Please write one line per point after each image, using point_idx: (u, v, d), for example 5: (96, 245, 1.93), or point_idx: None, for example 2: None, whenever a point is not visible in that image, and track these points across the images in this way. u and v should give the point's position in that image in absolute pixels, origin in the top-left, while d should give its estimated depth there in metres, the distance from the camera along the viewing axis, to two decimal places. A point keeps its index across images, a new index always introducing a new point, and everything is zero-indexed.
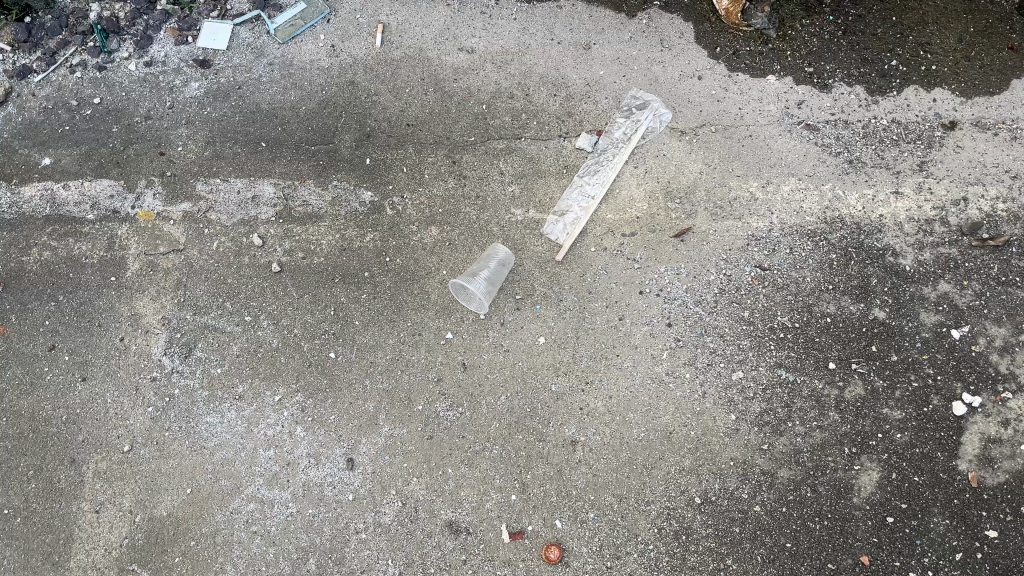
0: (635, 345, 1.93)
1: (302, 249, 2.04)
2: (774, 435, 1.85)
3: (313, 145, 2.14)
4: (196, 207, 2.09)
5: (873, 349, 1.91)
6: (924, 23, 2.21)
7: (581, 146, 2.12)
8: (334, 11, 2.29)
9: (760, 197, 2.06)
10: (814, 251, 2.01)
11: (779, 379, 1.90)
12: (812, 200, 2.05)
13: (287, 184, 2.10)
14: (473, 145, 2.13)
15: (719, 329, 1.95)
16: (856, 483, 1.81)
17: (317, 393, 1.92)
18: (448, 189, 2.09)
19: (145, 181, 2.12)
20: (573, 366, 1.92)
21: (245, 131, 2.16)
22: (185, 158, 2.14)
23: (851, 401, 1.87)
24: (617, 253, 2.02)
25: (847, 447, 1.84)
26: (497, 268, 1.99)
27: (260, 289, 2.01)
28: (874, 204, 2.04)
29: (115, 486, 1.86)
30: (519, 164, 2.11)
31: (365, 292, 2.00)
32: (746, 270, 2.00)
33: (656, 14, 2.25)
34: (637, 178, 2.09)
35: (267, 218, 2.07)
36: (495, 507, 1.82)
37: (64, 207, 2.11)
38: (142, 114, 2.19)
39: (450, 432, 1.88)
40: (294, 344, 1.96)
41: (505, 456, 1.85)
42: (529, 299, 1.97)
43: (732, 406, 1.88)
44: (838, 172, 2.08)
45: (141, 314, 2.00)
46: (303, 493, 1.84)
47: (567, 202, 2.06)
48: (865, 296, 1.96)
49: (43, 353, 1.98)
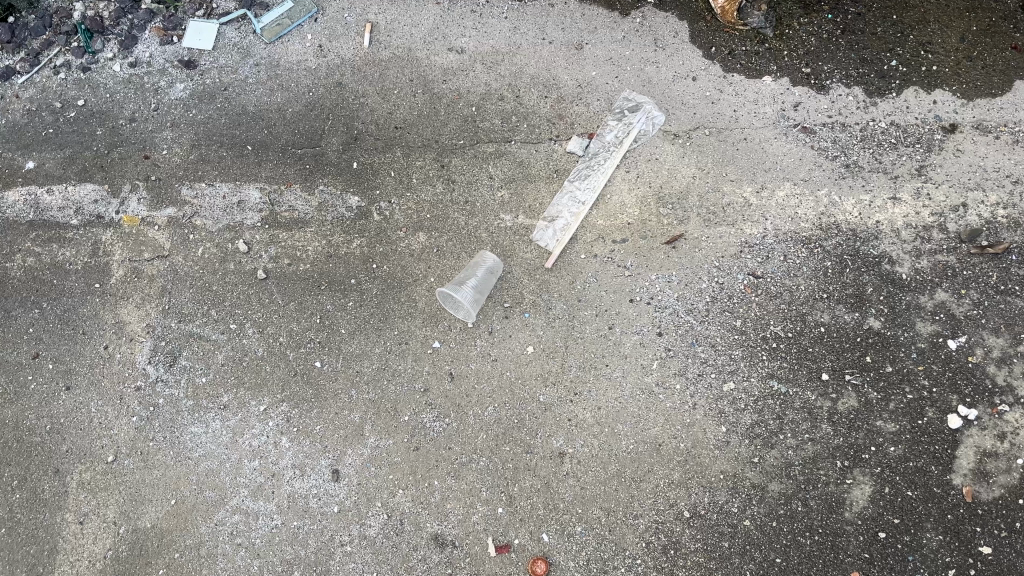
0: (625, 355, 1.90)
1: (288, 255, 2.01)
2: (765, 447, 1.82)
3: (300, 149, 2.10)
4: (182, 212, 2.06)
5: (867, 360, 1.88)
6: (925, 21, 2.15)
7: (572, 149, 2.08)
8: (322, 10, 2.24)
9: (754, 203, 2.02)
10: (809, 258, 1.97)
11: (770, 390, 1.86)
12: (807, 205, 2.01)
13: (273, 189, 2.07)
14: (462, 149, 2.09)
15: (710, 338, 1.91)
16: (848, 497, 1.78)
17: (303, 403, 1.89)
18: (436, 194, 2.05)
19: (130, 185, 2.09)
20: (561, 376, 1.89)
21: (231, 134, 2.13)
22: (170, 162, 2.11)
23: (844, 413, 1.84)
24: (608, 260, 1.98)
25: (839, 460, 1.81)
26: (485, 276, 1.95)
27: (245, 296, 1.98)
28: (871, 210, 2.00)
29: (99, 497, 1.85)
30: (509, 168, 2.07)
31: (352, 300, 1.97)
32: (739, 278, 1.96)
33: (650, 13, 2.20)
34: (629, 183, 2.05)
35: (253, 223, 2.04)
36: (481, 520, 1.80)
37: (47, 212, 2.08)
38: (126, 116, 2.16)
39: (436, 444, 1.85)
40: (280, 353, 1.94)
41: (492, 468, 1.83)
42: (517, 307, 1.95)
43: (723, 418, 1.85)
44: (834, 177, 2.03)
45: (125, 321, 1.98)
46: (288, 505, 1.82)
47: (557, 208, 2.02)
48: (860, 305, 1.92)
49: (27, 362, 1.96)
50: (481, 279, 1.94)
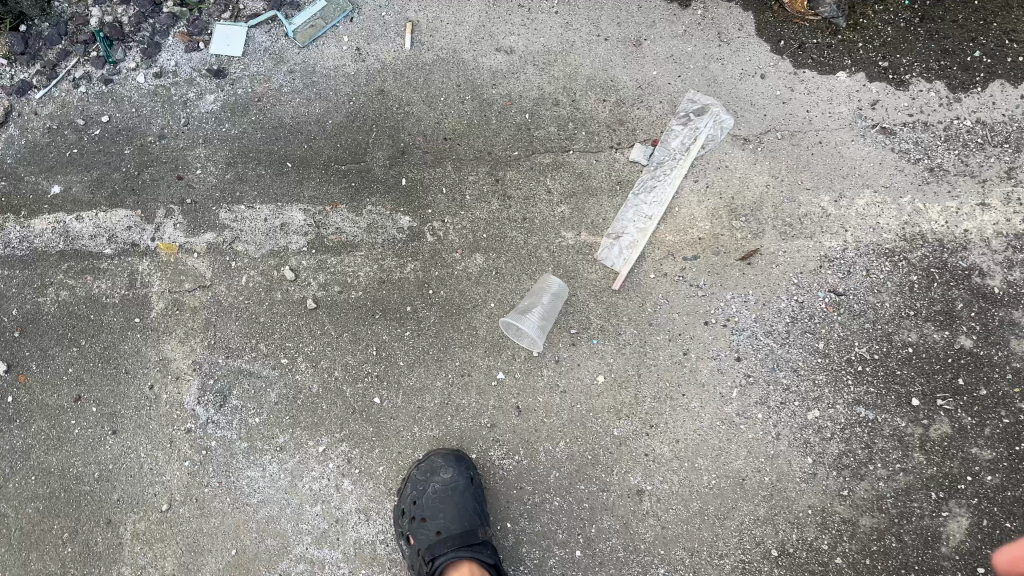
0: (703, 383, 1.80)
1: (338, 283, 1.89)
2: (854, 479, 1.74)
3: (344, 165, 1.97)
4: (221, 237, 1.93)
5: (960, 382, 1.77)
6: (1011, 5, 1.98)
7: (636, 158, 1.93)
8: (357, 8, 2.07)
9: (832, 213, 1.89)
10: (893, 273, 1.85)
11: (858, 418, 1.77)
12: (890, 214, 1.88)
13: (317, 210, 1.93)
14: (518, 160, 1.95)
15: (792, 363, 1.81)
16: (944, 531, 1.70)
17: (363, 442, 1.80)
18: (492, 211, 1.92)
19: (164, 209, 1.96)
20: (636, 408, 1.79)
21: (268, 149, 1.99)
22: (205, 182, 1.97)
23: (937, 441, 1.75)
24: (679, 279, 1.86)
25: (933, 491, 1.72)
26: (551, 302, 1.82)
27: (295, 328, 1.87)
28: (958, 217, 1.87)
29: (155, 548, 1.77)
30: (569, 181, 1.93)
31: (409, 329, 1.86)
32: (819, 296, 1.85)
33: (713, 2, 2.03)
34: (698, 194, 1.91)
35: (299, 248, 1.91)
36: (559, 564, 1.73)
37: (78, 241, 1.95)
38: (155, 133, 2.01)
39: (508, 484, 1.77)
40: (336, 388, 1.83)
41: (567, 508, 1.75)
42: (585, 334, 1.83)
43: (809, 448, 1.76)
44: (918, 182, 1.90)
45: (170, 358, 1.87)
46: (355, 552, 1.75)
47: (622, 223, 1.89)
48: (950, 322, 1.81)
49: (69, 405, 1.86)
50: (546, 305, 1.82)
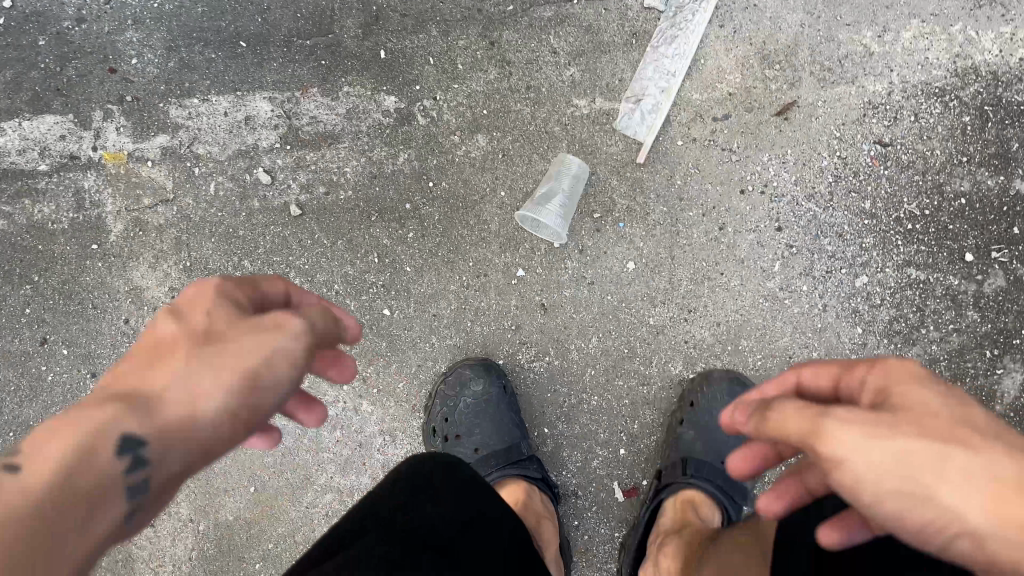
0: (742, 259, 1.64)
1: (324, 182, 1.65)
2: (906, 345, 1.64)
3: (308, 39, 1.66)
4: (176, 139, 1.65)
5: (1016, 232, 1.63)
6: None
7: (651, 5, 1.65)
8: None
9: (875, 51, 1.66)
10: (945, 115, 1.65)
11: (909, 280, 1.64)
12: (941, 47, 1.65)
13: (285, 96, 1.65)
14: (513, 18, 1.65)
15: (837, 228, 1.65)
16: (999, 388, 1.63)
17: (378, 359, 1.64)
18: (490, 82, 1.66)
19: (102, 111, 1.65)
20: (672, 293, 1.63)
21: (214, 26, 1.65)
22: (145, 74, 1.66)
23: (992, 297, 1.63)
24: (710, 143, 1.65)
25: (988, 350, 1.63)
26: (572, 187, 1.63)
27: (282, 240, 1.64)
28: (1014, 45, 1.64)
29: None
30: (575, 38, 1.66)
31: (412, 229, 1.65)
32: (864, 149, 1.65)
33: None
34: (724, 42, 1.66)
35: (271, 145, 1.65)
36: (604, 465, 1.62)
37: (7, 159, 1.66)
38: (70, 16, 1.65)
39: (540, 388, 1.64)
40: (339, 303, 1.65)
41: (607, 407, 1.62)
42: (610, 217, 1.64)
43: (857, 317, 1.64)
44: (968, 6, 1.65)
45: (143, 286, 1.65)
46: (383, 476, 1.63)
47: (641, 84, 1.65)
48: (1005, 167, 1.64)
49: (37, 349, 1.66)
50: (571, 192, 1.63)
